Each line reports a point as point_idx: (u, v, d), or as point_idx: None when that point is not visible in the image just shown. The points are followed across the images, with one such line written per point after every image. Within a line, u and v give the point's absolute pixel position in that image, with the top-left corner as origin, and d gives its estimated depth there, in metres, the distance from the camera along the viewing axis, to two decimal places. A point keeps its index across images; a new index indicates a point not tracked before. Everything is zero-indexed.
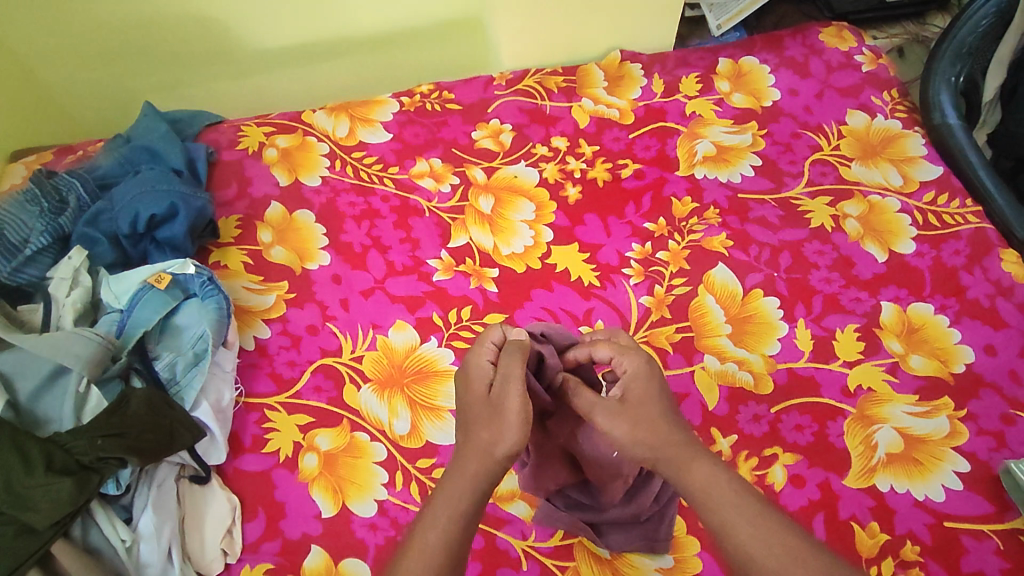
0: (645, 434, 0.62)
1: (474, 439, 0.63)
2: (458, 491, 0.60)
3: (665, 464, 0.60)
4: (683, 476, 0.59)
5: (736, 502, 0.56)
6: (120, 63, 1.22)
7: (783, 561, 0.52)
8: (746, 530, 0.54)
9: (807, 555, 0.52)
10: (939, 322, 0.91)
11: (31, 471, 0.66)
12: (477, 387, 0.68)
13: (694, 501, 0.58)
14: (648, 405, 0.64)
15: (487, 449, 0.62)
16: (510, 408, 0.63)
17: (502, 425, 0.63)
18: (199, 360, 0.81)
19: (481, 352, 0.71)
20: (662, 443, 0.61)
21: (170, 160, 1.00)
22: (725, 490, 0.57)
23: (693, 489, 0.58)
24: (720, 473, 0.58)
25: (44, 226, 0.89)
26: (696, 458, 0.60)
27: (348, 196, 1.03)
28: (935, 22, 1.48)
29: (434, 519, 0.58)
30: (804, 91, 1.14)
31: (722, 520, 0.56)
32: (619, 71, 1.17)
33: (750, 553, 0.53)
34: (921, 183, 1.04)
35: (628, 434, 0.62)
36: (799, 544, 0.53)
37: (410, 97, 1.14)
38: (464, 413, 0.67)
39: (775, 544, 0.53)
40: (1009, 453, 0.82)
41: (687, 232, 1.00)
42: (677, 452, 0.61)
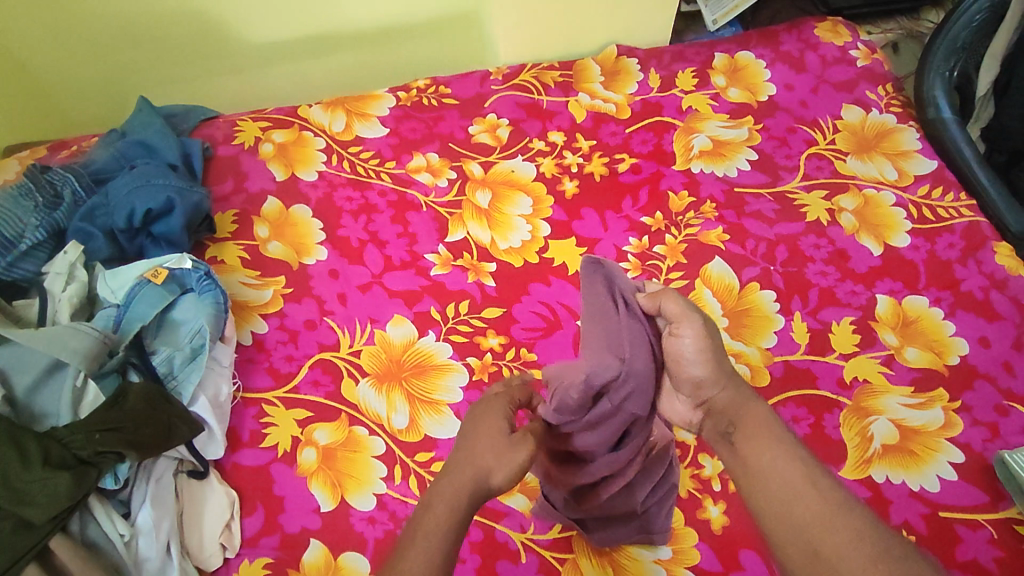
0: (722, 362, 0.67)
1: (477, 459, 0.61)
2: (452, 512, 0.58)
3: (726, 397, 0.66)
4: (738, 413, 0.65)
5: (783, 443, 0.62)
6: (114, 58, 1.21)
7: (820, 496, 0.57)
8: (792, 466, 0.60)
9: (841, 498, 0.57)
10: (934, 314, 0.92)
11: (28, 465, 0.66)
12: (493, 413, 0.66)
13: (744, 433, 0.64)
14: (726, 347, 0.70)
15: (487, 475, 0.61)
16: (518, 445, 0.62)
17: (508, 456, 0.61)
18: (196, 355, 0.81)
19: (497, 396, 0.68)
20: (732, 377, 0.67)
21: (165, 155, 1.00)
22: (775, 431, 0.63)
23: (748, 424, 0.64)
24: (774, 419, 0.64)
25: (39, 221, 0.89)
26: (752, 402, 0.66)
27: (344, 190, 1.03)
28: (928, 17, 1.48)
29: (431, 531, 0.57)
30: (800, 86, 1.15)
31: (769, 452, 0.61)
32: (615, 65, 1.17)
33: (790, 484, 0.59)
34: (916, 177, 1.05)
35: (702, 354, 0.67)
36: (837, 489, 0.58)
37: (406, 92, 1.14)
38: (471, 431, 0.65)
39: (816, 483, 0.58)
40: (1003, 444, 0.83)
41: (683, 226, 1.00)
42: (739, 392, 0.67)
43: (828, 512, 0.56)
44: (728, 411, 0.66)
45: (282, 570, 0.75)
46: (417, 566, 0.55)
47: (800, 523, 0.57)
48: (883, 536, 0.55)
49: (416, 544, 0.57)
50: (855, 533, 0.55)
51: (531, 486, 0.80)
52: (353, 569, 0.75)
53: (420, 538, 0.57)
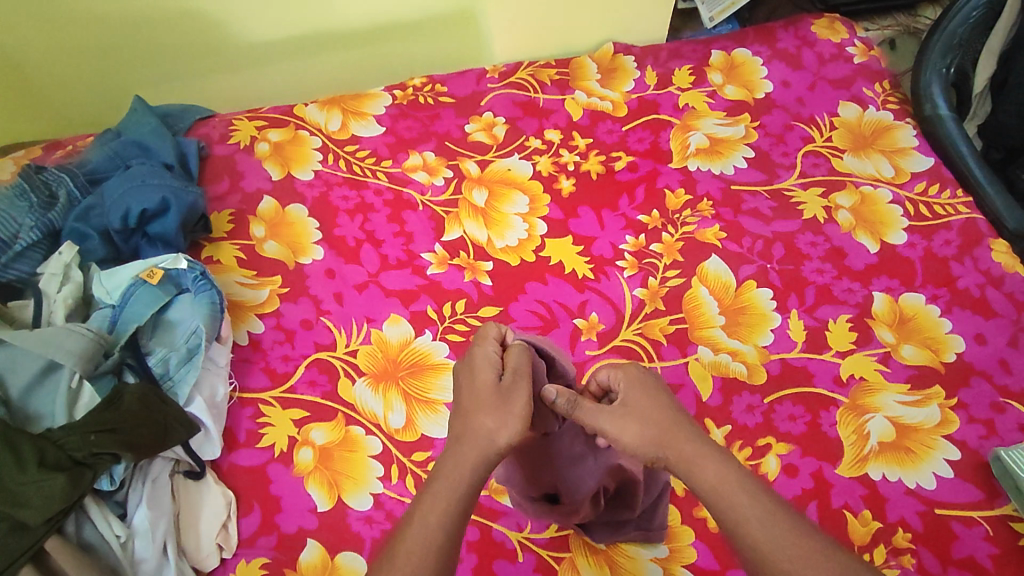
0: (649, 429, 0.65)
1: (477, 424, 0.64)
2: (459, 477, 0.61)
3: (677, 461, 0.63)
4: (691, 475, 0.62)
5: (746, 499, 0.59)
6: (108, 57, 1.21)
7: (788, 555, 0.56)
8: (756, 524, 0.57)
9: (812, 551, 0.56)
10: (930, 312, 0.92)
11: (23, 467, 0.66)
12: (484, 374, 0.68)
13: (705, 496, 0.61)
14: (655, 408, 0.67)
15: (490, 436, 0.63)
16: (515, 405, 0.64)
17: (505, 415, 0.64)
18: (193, 355, 0.81)
19: (485, 346, 0.71)
20: (671, 441, 0.64)
21: (161, 155, 1.00)
22: (734, 484, 0.60)
23: (704, 487, 0.61)
24: (730, 471, 0.61)
25: (34, 222, 0.88)
26: (708, 456, 0.63)
27: (340, 189, 1.03)
28: (925, 13, 1.48)
29: (433, 502, 0.59)
30: (796, 83, 1.15)
31: (732, 515, 0.59)
32: (612, 63, 1.17)
33: (758, 544, 0.57)
34: (912, 174, 1.04)
35: (631, 431, 0.66)
36: (807, 543, 0.56)
37: (402, 91, 1.14)
38: (465, 397, 0.67)
39: (784, 543, 0.56)
40: (999, 441, 0.83)
41: (680, 224, 1.00)
42: (692, 448, 0.63)
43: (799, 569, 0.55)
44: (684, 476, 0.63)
45: (279, 570, 0.75)
46: (430, 529, 0.58)
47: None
48: None
49: (419, 519, 0.59)
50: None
51: None
52: (350, 569, 0.75)
53: (427, 506, 0.59)
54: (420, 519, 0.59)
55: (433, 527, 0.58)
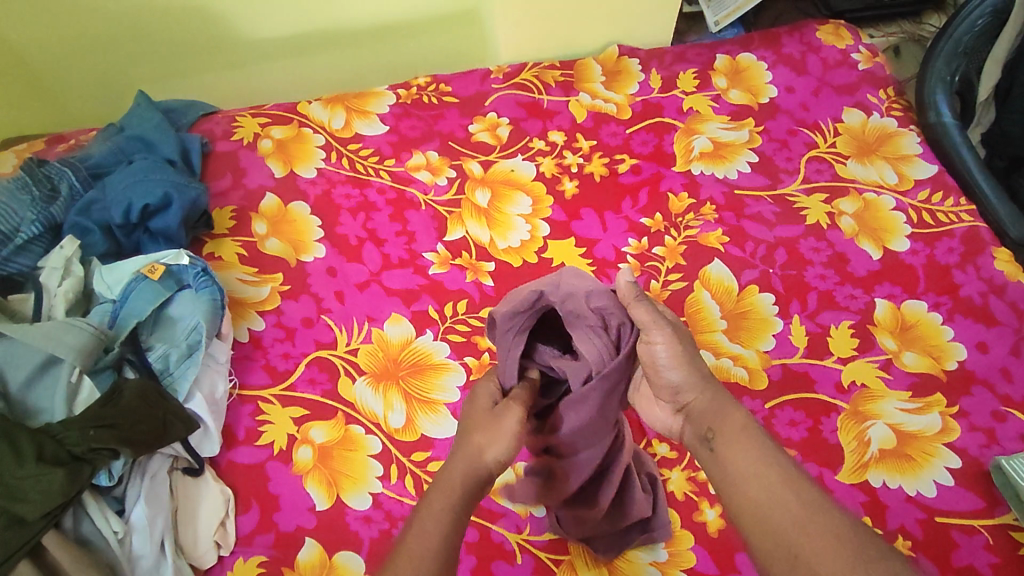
0: (695, 365, 0.66)
1: (468, 443, 0.63)
2: (448, 498, 0.60)
3: (704, 400, 0.65)
4: (715, 416, 0.64)
5: (761, 447, 0.60)
6: (112, 51, 1.21)
7: (799, 500, 0.56)
8: (768, 467, 0.58)
9: (818, 501, 0.56)
10: (932, 319, 0.92)
11: (21, 461, 0.66)
12: (480, 400, 0.68)
13: (722, 435, 0.62)
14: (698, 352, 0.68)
15: (477, 454, 0.62)
16: (508, 420, 0.64)
17: (497, 432, 0.63)
18: (193, 351, 0.81)
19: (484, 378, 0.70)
20: (709, 382, 0.66)
21: (163, 150, 1.00)
22: (752, 430, 0.62)
23: (726, 427, 0.62)
24: (752, 422, 0.62)
25: (35, 215, 0.88)
26: (733, 406, 0.64)
27: (343, 187, 1.03)
28: (930, 21, 1.48)
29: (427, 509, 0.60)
30: (801, 88, 1.15)
31: (745, 455, 0.60)
32: (616, 65, 1.17)
33: (762, 486, 0.58)
34: (916, 181, 1.04)
35: (677, 362, 0.65)
36: (813, 493, 0.56)
37: (406, 90, 1.13)
38: (463, 421, 0.67)
39: (794, 490, 0.56)
40: (999, 450, 0.83)
41: (683, 228, 1.00)
42: (716, 395, 0.65)
43: (805, 516, 0.55)
44: (706, 418, 0.64)
45: (277, 568, 0.75)
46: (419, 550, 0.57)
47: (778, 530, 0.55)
48: (862, 539, 0.53)
49: (411, 530, 0.59)
50: (836, 539, 0.53)
51: None
52: (348, 568, 0.75)
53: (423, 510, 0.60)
54: (416, 527, 0.59)
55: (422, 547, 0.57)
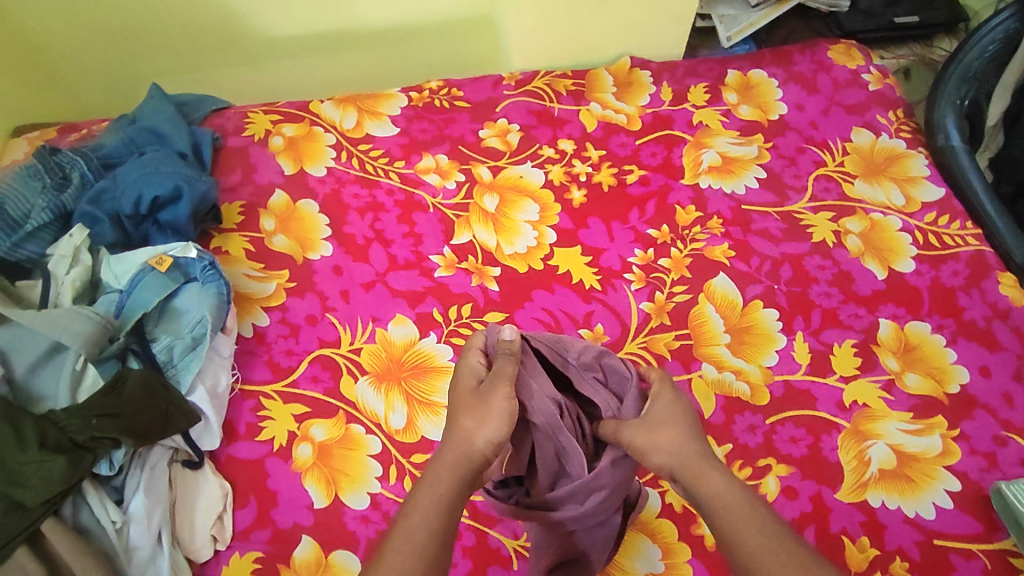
0: (663, 439, 0.66)
1: (458, 428, 0.65)
2: (438, 485, 0.61)
3: (683, 470, 0.65)
4: (696, 485, 0.64)
5: (746, 514, 0.61)
6: (128, 43, 1.21)
7: (782, 563, 0.57)
8: (751, 532, 0.59)
9: (802, 562, 0.57)
10: (936, 341, 0.92)
11: (23, 447, 0.66)
12: (465, 382, 0.70)
13: (708, 505, 0.63)
14: (669, 416, 0.68)
15: (467, 439, 0.64)
16: (496, 402, 0.65)
17: (485, 415, 0.65)
18: (197, 344, 0.81)
19: (469, 357, 0.72)
20: (683, 450, 0.66)
21: (175, 143, 1.00)
22: (734, 495, 0.62)
23: (708, 496, 0.63)
24: (733, 486, 0.63)
25: (46, 203, 0.89)
26: (712, 471, 0.64)
27: (352, 187, 1.03)
28: (940, 45, 1.50)
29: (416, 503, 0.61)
30: (811, 106, 1.15)
31: (729, 523, 0.60)
32: (628, 77, 1.18)
33: (753, 555, 0.58)
34: (923, 204, 1.05)
35: (648, 440, 0.66)
36: (798, 553, 0.58)
37: (418, 93, 1.14)
38: (451, 406, 0.69)
39: (779, 553, 0.58)
40: (1000, 475, 0.83)
41: (689, 240, 1.00)
42: (695, 462, 0.65)
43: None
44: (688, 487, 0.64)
45: (272, 565, 0.75)
46: (410, 535, 0.58)
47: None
48: None
49: (401, 525, 0.59)
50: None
51: None
52: (343, 567, 0.74)
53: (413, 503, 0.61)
54: (404, 522, 0.59)
55: (413, 532, 0.58)
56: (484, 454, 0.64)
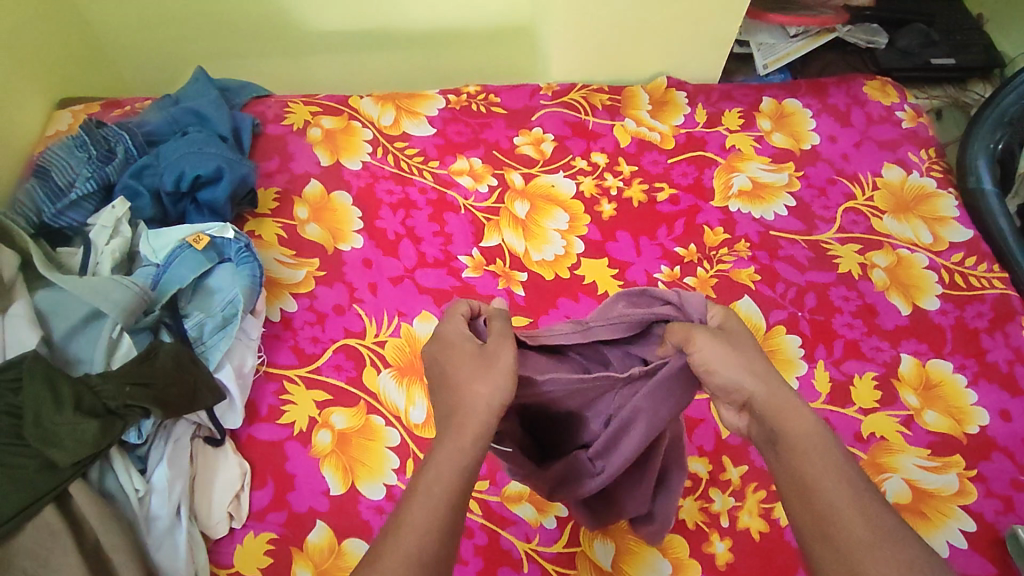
0: (746, 360, 0.59)
1: (469, 393, 0.59)
2: (457, 453, 0.56)
3: (768, 398, 0.58)
4: (779, 418, 0.57)
5: (832, 462, 0.55)
6: (176, 27, 1.24)
7: (869, 524, 0.52)
8: (834, 483, 0.54)
9: (889, 526, 0.52)
10: (957, 381, 0.92)
11: (59, 408, 0.67)
12: (461, 346, 0.63)
13: (790, 444, 0.56)
14: (747, 340, 0.61)
15: (481, 403, 0.58)
16: (505, 363, 0.60)
17: (493, 376, 0.59)
18: (227, 324, 0.82)
19: (455, 323, 0.66)
20: (765, 375, 0.59)
21: (217, 126, 1.02)
22: (818, 437, 0.56)
23: (792, 431, 0.57)
24: (821, 427, 0.57)
25: (91, 173, 0.91)
26: (798, 406, 0.58)
27: (386, 183, 1.04)
28: (975, 89, 1.50)
29: (432, 475, 0.55)
30: (843, 139, 1.16)
31: (813, 469, 0.55)
32: (664, 96, 1.19)
33: (837, 504, 0.53)
34: (950, 243, 1.05)
35: (728, 359, 0.59)
36: (885, 516, 0.53)
37: (456, 96, 1.15)
38: (447, 368, 0.62)
39: (864, 511, 0.53)
40: (1015, 519, 0.82)
41: (716, 261, 1.01)
42: (781, 395, 0.58)
43: (873, 535, 0.52)
44: (769, 416, 0.58)
45: (285, 547, 0.75)
46: (431, 510, 0.53)
47: (847, 552, 0.51)
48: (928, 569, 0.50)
49: (417, 498, 0.54)
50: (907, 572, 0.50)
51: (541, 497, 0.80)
52: (355, 556, 0.75)
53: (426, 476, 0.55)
54: (421, 497, 0.54)
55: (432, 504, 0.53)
56: (498, 419, 0.59)
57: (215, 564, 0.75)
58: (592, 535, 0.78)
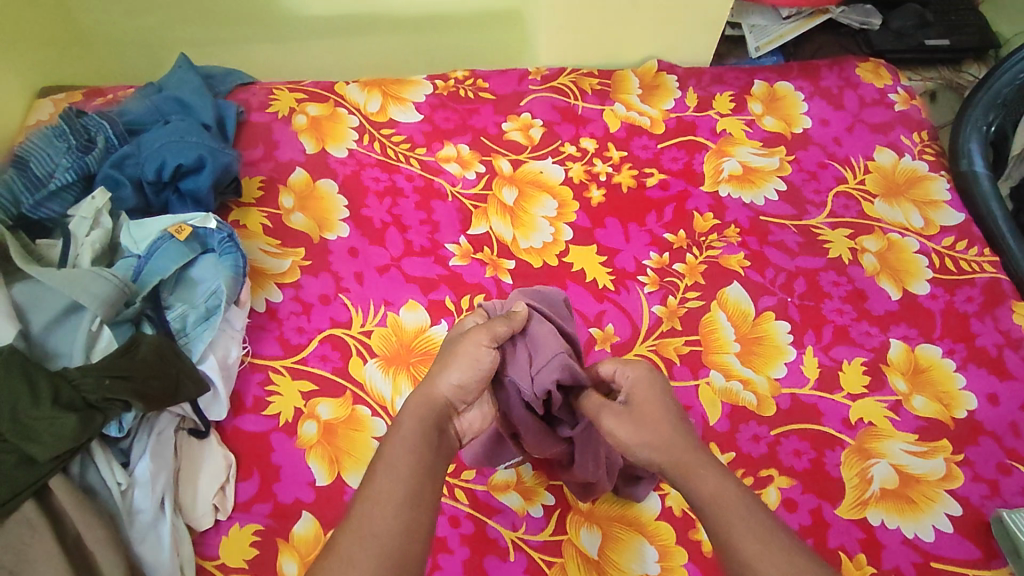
0: (657, 436, 0.64)
1: (426, 379, 0.68)
2: (405, 436, 0.62)
3: (676, 469, 0.62)
4: (689, 484, 0.60)
5: (743, 510, 0.57)
6: (156, 12, 1.21)
7: (772, 562, 0.53)
8: (750, 537, 0.55)
9: (806, 569, 0.52)
10: (945, 365, 0.92)
11: (37, 402, 0.67)
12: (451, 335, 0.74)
13: (696, 501, 0.59)
14: (657, 413, 0.66)
15: (432, 386, 0.67)
16: (465, 347, 0.68)
17: (454, 360, 0.68)
18: (211, 315, 0.81)
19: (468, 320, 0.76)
20: (674, 447, 0.63)
21: (199, 114, 1.00)
22: (731, 495, 0.58)
23: (702, 494, 0.59)
24: (726, 478, 0.60)
25: (70, 163, 0.89)
26: (704, 467, 0.61)
27: (372, 170, 1.03)
28: (970, 70, 1.49)
29: (385, 453, 0.60)
30: (835, 122, 1.15)
31: (726, 527, 0.56)
32: (654, 80, 1.17)
33: (749, 560, 0.54)
34: (941, 227, 1.04)
35: (637, 438, 0.65)
36: (801, 561, 0.53)
37: (444, 81, 1.14)
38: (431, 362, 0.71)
39: (770, 549, 0.54)
40: (1001, 502, 0.82)
41: (705, 247, 1.00)
42: (692, 454, 0.62)
43: None
44: (682, 485, 0.61)
45: (271, 539, 0.75)
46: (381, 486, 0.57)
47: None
48: None
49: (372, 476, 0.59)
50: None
51: (528, 486, 0.80)
52: None
53: (379, 459, 0.60)
54: (373, 473, 0.59)
55: (384, 483, 0.57)
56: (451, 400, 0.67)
57: (201, 556, 0.75)
58: (579, 523, 0.78)
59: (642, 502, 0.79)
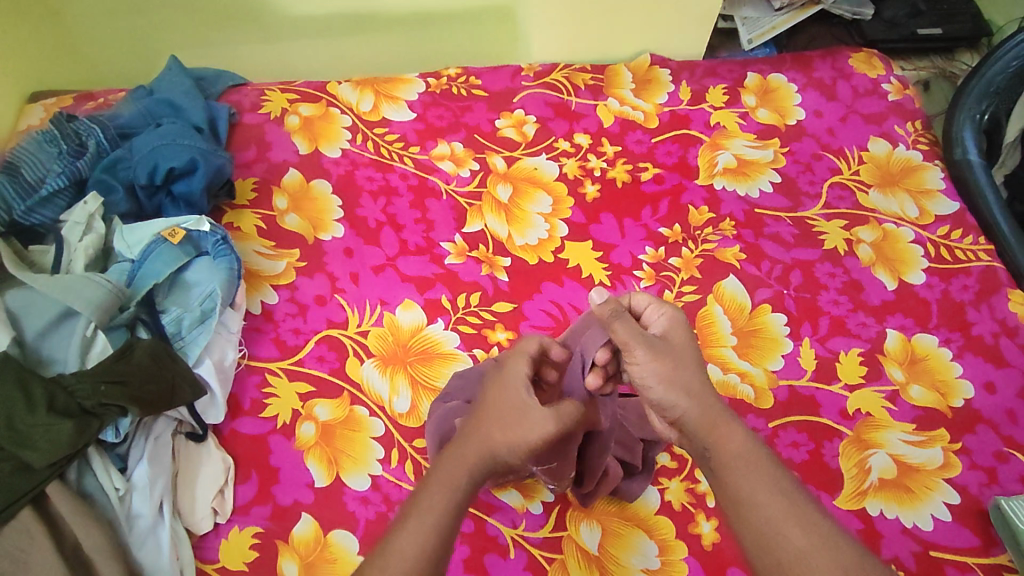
0: (682, 380, 0.64)
1: (491, 433, 0.63)
2: (456, 497, 0.60)
3: (700, 416, 0.63)
4: (713, 435, 0.62)
5: (764, 469, 0.60)
6: (145, 14, 1.20)
7: (806, 532, 0.56)
8: (774, 498, 0.58)
9: (827, 532, 0.56)
10: (942, 354, 0.92)
11: (33, 409, 0.66)
12: (514, 382, 0.67)
13: (723, 458, 0.61)
14: (686, 354, 0.67)
15: (499, 445, 0.63)
16: (536, 417, 0.64)
17: (524, 429, 0.63)
18: (206, 318, 0.81)
19: (519, 362, 0.69)
20: (701, 394, 0.64)
21: (191, 117, 1.00)
22: (754, 453, 0.61)
23: (727, 448, 0.61)
24: (751, 440, 0.62)
25: (62, 169, 0.89)
26: (729, 419, 0.63)
27: (366, 170, 1.03)
28: (962, 58, 1.50)
29: (432, 504, 0.59)
30: (829, 113, 1.14)
31: (747, 486, 0.59)
32: (647, 74, 1.17)
33: (771, 519, 0.57)
34: (936, 216, 1.04)
35: (664, 378, 0.65)
36: (820, 523, 0.57)
37: (436, 79, 1.13)
38: (488, 404, 0.67)
39: (799, 515, 0.57)
40: (999, 490, 0.83)
41: (700, 241, 1.00)
42: (715, 408, 0.63)
43: (811, 548, 0.55)
44: (701, 434, 0.63)
45: (271, 541, 0.75)
46: (420, 543, 0.56)
47: (781, 559, 0.56)
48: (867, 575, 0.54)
49: (411, 522, 0.58)
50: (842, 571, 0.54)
51: (527, 482, 0.80)
52: (342, 547, 0.75)
53: (427, 504, 0.59)
54: (416, 519, 0.58)
55: (424, 540, 0.57)
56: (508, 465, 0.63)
57: (202, 560, 0.75)
58: (579, 519, 0.78)
59: (641, 498, 0.79)
